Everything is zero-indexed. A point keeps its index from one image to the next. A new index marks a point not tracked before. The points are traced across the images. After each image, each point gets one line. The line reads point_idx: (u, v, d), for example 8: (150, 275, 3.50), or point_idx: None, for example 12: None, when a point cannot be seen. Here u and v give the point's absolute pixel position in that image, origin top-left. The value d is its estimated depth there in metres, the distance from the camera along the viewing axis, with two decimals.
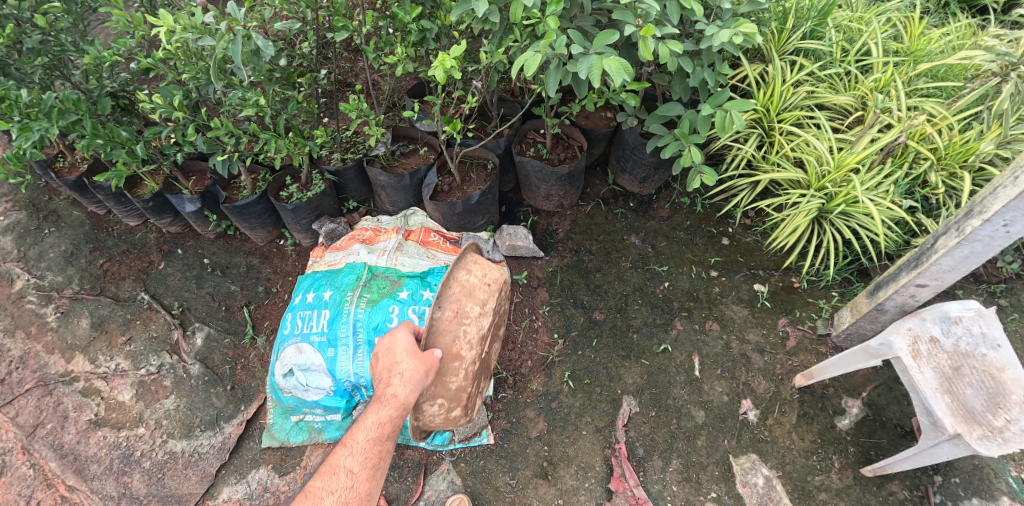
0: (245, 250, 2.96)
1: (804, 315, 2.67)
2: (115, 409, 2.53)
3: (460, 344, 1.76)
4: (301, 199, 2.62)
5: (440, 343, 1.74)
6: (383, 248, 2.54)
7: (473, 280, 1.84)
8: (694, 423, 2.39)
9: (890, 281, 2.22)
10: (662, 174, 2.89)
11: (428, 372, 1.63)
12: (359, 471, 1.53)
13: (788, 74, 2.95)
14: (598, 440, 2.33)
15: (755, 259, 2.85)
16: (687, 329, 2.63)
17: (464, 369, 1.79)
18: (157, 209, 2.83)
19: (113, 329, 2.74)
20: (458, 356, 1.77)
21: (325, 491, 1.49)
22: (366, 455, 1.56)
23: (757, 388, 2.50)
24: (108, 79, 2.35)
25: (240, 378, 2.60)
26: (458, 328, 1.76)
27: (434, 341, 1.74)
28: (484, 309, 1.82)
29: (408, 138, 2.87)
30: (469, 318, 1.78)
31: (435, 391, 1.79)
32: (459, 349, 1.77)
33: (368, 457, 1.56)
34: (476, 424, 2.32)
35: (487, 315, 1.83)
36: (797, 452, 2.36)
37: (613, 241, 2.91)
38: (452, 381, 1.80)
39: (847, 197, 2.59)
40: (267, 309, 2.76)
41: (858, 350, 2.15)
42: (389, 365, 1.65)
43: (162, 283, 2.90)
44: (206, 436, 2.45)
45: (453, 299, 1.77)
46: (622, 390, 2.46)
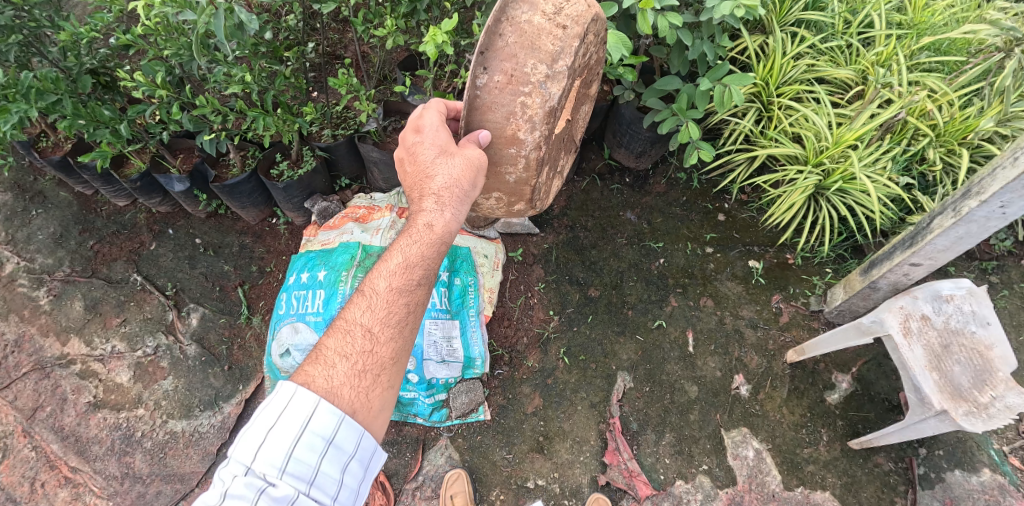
0: (236, 229, 2.92)
1: (798, 292, 2.68)
2: (114, 391, 2.57)
3: (516, 125, 1.54)
4: (292, 177, 2.56)
5: (492, 121, 1.54)
6: (377, 227, 2.51)
7: (539, 22, 1.43)
8: (687, 398, 2.43)
9: (884, 260, 2.23)
10: (659, 148, 2.82)
11: (464, 179, 1.51)
12: (381, 324, 1.40)
13: (789, 46, 2.87)
14: (593, 415, 2.37)
15: (751, 235, 2.84)
16: (682, 305, 2.63)
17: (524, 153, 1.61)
18: (145, 189, 2.76)
19: (107, 311, 2.75)
20: (516, 139, 1.57)
21: (339, 353, 1.35)
22: (387, 308, 1.42)
23: (749, 363, 2.53)
24: (87, 56, 2.26)
25: (237, 357, 2.62)
26: (514, 99, 1.48)
27: (483, 120, 1.55)
28: (552, 71, 1.45)
29: (400, 112, 2.77)
30: (529, 85, 1.46)
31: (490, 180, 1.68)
32: (517, 131, 1.56)
33: (390, 311, 1.41)
34: (473, 400, 2.35)
35: (557, 79, 1.47)
36: (786, 425, 2.42)
37: (609, 217, 2.86)
38: (510, 171, 1.70)
39: (844, 174, 2.57)
40: (261, 289, 2.75)
41: (850, 327, 2.18)
42: (422, 178, 1.54)
43: (155, 264, 2.87)
44: (205, 415, 2.50)
45: (506, 57, 1.44)
46: (617, 365, 2.47)
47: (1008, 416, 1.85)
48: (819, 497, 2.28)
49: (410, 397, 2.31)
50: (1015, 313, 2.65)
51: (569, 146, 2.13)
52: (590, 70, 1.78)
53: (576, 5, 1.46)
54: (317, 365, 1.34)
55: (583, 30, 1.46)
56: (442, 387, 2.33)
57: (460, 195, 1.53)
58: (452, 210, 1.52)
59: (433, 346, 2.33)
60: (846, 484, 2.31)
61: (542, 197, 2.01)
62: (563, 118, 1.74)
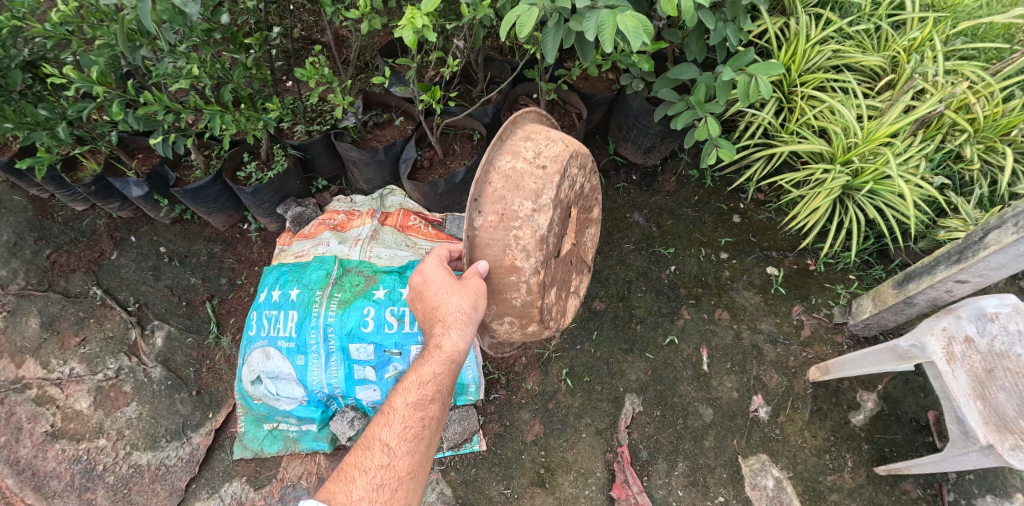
0: (204, 236, 2.65)
1: (820, 303, 2.45)
2: (73, 419, 2.33)
3: (513, 253, 1.38)
4: (261, 180, 2.29)
5: (489, 255, 1.40)
6: (356, 237, 2.24)
7: (522, 166, 1.38)
8: (702, 422, 2.21)
9: (924, 273, 2.01)
10: (669, 144, 2.55)
11: (476, 303, 1.36)
12: (402, 443, 1.32)
13: (813, 30, 2.60)
14: (599, 444, 2.14)
15: (769, 239, 2.58)
16: (695, 319, 2.38)
17: (526, 281, 1.41)
18: (102, 194, 2.50)
19: (65, 328, 2.50)
20: (515, 267, 1.39)
21: (359, 467, 1.28)
22: (406, 423, 1.35)
23: (768, 382, 2.31)
24: (18, 47, 1.97)
25: (206, 381, 2.38)
26: (507, 234, 1.36)
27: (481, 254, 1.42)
28: (540, 204, 1.35)
29: (382, 105, 2.50)
30: (519, 218, 1.36)
31: (497, 309, 1.50)
32: (515, 260, 1.39)
33: (408, 426, 1.35)
34: (467, 429, 2.11)
35: (546, 209, 1.37)
36: (808, 450, 2.22)
37: (615, 219, 2.58)
38: (517, 297, 1.47)
39: (876, 173, 2.33)
40: (232, 304, 2.51)
41: (885, 350, 1.98)
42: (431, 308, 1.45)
43: (116, 276, 2.62)
44: (172, 447, 2.26)
45: (496, 199, 1.37)
46: (625, 387, 2.23)
47: None
48: None
49: None
50: None
51: (582, 270, 1.91)
52: (582, 193, 1.69)
53: (552, 147, 1.44)
54: (338, 481, 1.25)
55: (563, 163, 1.42)
56: None
57: (474, 318, 1.40)
58: (467, 331, 1.40)
59: None
60: None
61: (558, 318, 1.70)
62: (563, 246, 1.63)
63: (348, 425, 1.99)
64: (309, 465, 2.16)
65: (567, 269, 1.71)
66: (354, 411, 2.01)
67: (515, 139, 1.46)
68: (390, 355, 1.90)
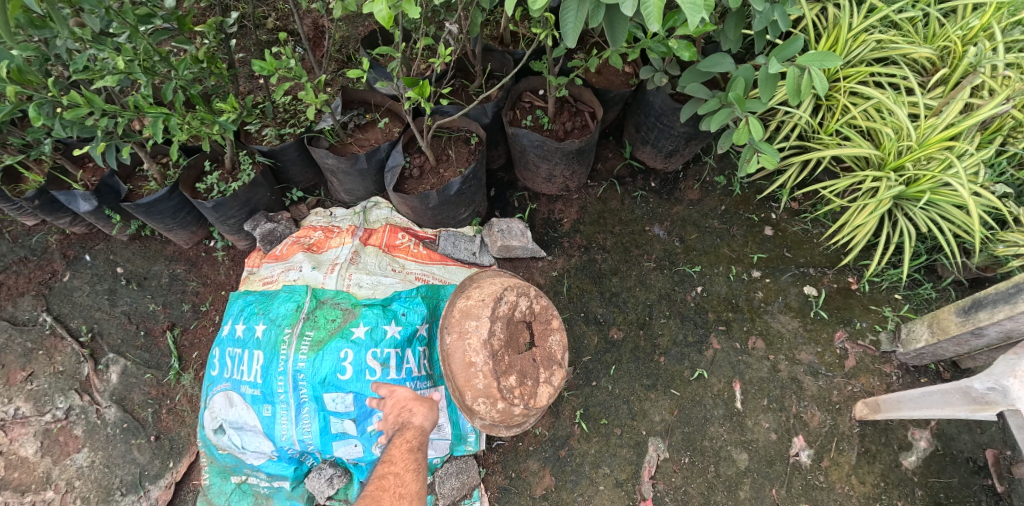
0: (166, 255, 2.34)
1: (865, 327, 2.16)
2: (16, 467, 2.03)
3: (468, 354, 1.58)
4: (225, 193, 1.98)
5: (450, 362, 1.61)
6: (333, 261, 1.88)
7: (469, 300, 1.70)
8: (736, 470, 1.92)
9: (999, 301, 1.74)
10: (694, 146, 2.24)
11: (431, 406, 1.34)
12: None
13: (856, 17, 2.29)
14: (619, 498, 1.84)
15: (805, 255, 2.28)
16: (726, 349, 2.08)
17: (482, 370, 1.56)
18: (48, 208, 2.19)
19: (9, 362, 2.19)
20: (472, 363, 1.58)
21: None
22: None
23: (810, 421, 2.02)
24: None
25: (166, 425, 2.08)
26: (460, 343, 1.61)
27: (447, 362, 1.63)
28: (481, 319, 1.62)
29: (364, 103, 2.19)
30: (470, 332, 1.61)
31: (470, 397, 1.60)
32: (471, 358, 1.58)
33: None
34: (466, 483, 1.79)
35: (486, 322, 1.62)
36: (856, 499, 1.96)
37: (632, 233, 2.27)
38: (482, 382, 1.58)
39: (933, 181, 2.02)
40: (196, 334, 2.20)
41: (953, 390, 1.70)
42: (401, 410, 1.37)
43: (68, 301, 2.32)
44: (127, 502, 1.96)
45: (452, 323, 1.67)
46: (648, 430, 1.94)
47: None
48: None
49: None
50: None
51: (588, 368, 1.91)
52: (536, 314, 1.75)
53: (492, 285, 1.73)
54: None
55: (498, 290, 1.69)
56: (425, 469, 1.79)
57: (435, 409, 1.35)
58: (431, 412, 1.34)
59: None
60: None
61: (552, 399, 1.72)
62: (531, 348, 1.73)
63: (327, 483, 1.69)
64: None
65: (537, 371, 1.69)
66: (334, 467, 1.71)
67: (467, 288, 1.78)
68: (374, 405, 1.61)
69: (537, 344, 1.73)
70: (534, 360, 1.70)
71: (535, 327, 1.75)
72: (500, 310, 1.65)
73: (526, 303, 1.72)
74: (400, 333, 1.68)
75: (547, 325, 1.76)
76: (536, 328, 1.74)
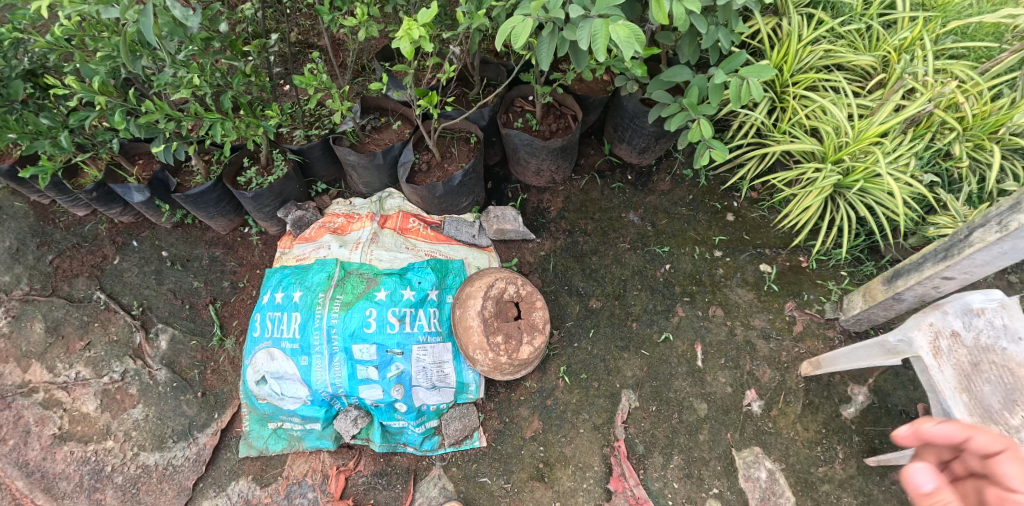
0: (206, 240, 2.68)
1: (812, 298, 2.49)
2: (80, 421, 2.38)
3: (466, 321, 2.08)
4: (262, 185, 2.33)
5: (457, 326, 2.12)
6: (356, 240, 2.28)
7: (472, 286, 2.16)
8: (696, 417, 2.27)
9: (912, 271, 2.04)
10: (663, 144, 2.59)
11: None
12: None
13: (805, 29, 2.59)
14: (596, 439, 2.20)
15: (762, 237, 2.62)
16: (690, 316, 2.43)
17: (475, 331, 2.05)
18: (103, 199, 2.53)
19: (70, 333, 2.54)
20: (468, 326, 2.07)
21: None
22: None
23: (761, 377, 2.36)
24: (19, 58, 2.00)
25: (211, 383, 2.42)
26: (462, 312, 2.11)
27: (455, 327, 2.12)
28: (476, 297, 2.10)
29: (379, 109, 2.54)
30: (468, 305, 2.11)
31: (471, 352, 2.08)
32: (468, 323, 2.08)
33: None
34: (467, 426, 2.15)
35: (480, 299, 2.09)
36: (800, 443, 2.28)
37: (610, 219, 2.62)
38: (477, 342, 2.06)
39: (866, 173, 2.35)
40: (234, 306, 2.55)
41: (874, 345, 2.01)
42: None
43: (119, 281, 2.65)
44: (179, 447, 2.31)
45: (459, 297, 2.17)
46: (621, 383, 2.29)
47: None
48: None
49: (399, 426, 2.13)
50: None
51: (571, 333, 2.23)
52: (524, 297, 2.19)
53: (489, 276, 2.19)
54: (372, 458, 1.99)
55: (493, 279, 2.14)
56: (433, 413, 2.15)
57: None
58: None
59: (422, 373, 2.07)
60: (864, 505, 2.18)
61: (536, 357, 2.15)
62: (522, 320, 2.16)
63: (352, 424, 2.07)
64: (314, 463, 2.20)
65: (521, 335, 2.11)
66: (358, 410, 2.10)
67: (475, 277, 2.22)
68: (393, 354, 2.03)
69: (522, 317, 2.17)
70: (519, 328, 2.13)
71: (522, 305, 2.18)
72: (491, 293, 2.11)
73: (514, 289, 2.17)
74: (413, 297, 2.12)
75: (532, 303, 2.18)
76: (522, 306, 2.18)
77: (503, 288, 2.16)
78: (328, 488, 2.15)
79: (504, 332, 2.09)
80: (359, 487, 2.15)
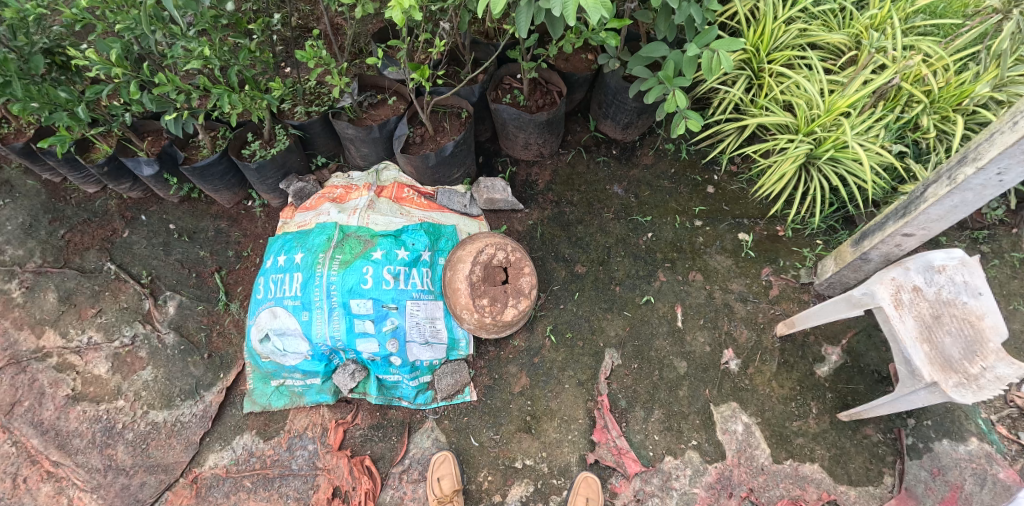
0: (211, 213, 2.82)
1: (788, 265, 2.60)
2: (92, 383, 2.49)
3: (455, 283, 2.27)
4: (265, 157, 2.47)
5: (449, 285, 2.32)
6: (354, 207, 2.47)
7: (464, 249, 2.35)
8: (676, 374, 2.41)
9: (876, 231, 2.17)
10: (646, 119, 2.73)
11: None
12: None
13: (780, 9, 2.69)
14: (580, 394, 2.39)
15: (740, 208, 2.75)
16: (670, 281, 2.59)
17: (462, 292, 2.25)
18: (114, 174, 2.65)
19: (81, 301, 2.62)
20: (456, 287, 2.27)
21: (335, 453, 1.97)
22: None
23: (738, 337, 2.48)
24: (38, 35, 2.12)
25: (216, 345, 2.57)
26: (453, 273, 2.32)
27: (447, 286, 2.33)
28: (464, 260, 2.29)
29: (376, 87, 2.67)
30: (458, 266, 2.31)
31: (460, 310, 2.27)
32: (457, 285, 2.27)
33: None
34: (459, 381, 2.35)
35: (468, 262, 2.27)
36: (775, 399, 2.37)
37: (595, 191, 2.79)
38: (465, 303, 2.24)
39: (836, 142, 2.44)
40: (239, 274, 2.70)
41: (840, 300, 2.07)
42: None
43: (129, 252, 2.75)
44: (187, 405, 2.46)
45: (452, 259, 2.38)
46: (605, 342, 2.47)
47: (999, 386, 1.75)
48: (808, 470, 2.24)
49: (394, 380, 2.35)
50: (1005, 282, 2.51)
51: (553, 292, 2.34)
52: (512, 262, 2.32)
53: (480, 241, 2.34)
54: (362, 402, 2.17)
55: (482, 244, 2.30)
56: (426, 369, 2.36)
57: None
58: None
59: (416, 327, 2.28)
60: (836, 456, 2.26)
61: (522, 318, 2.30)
62: (510, 283, 2.31)
63: (350, 377, 2.28)
64: (314, 418, 2.41)
65: (507, 298, 2.27)
66: (354, 364, 2.30)
67: (468, 241, 2.40)
68: (388, 309, 2.25)
69: (510, 281, 2.31)
70: (505, 292, 2.28)
71: (510, 271, 2.32)
72: (480, 257, 2.27)
73: (502, 255, 2.31)
74: (407, 256, 2.34)
75: (520, 269, 2.32)
76: (510, 271, 2.32)
77: (493, 253, 2.31)
78: (328, 439, 2.35)
79: (489, 295, 2.25)
80: (356, 438, 2.37)
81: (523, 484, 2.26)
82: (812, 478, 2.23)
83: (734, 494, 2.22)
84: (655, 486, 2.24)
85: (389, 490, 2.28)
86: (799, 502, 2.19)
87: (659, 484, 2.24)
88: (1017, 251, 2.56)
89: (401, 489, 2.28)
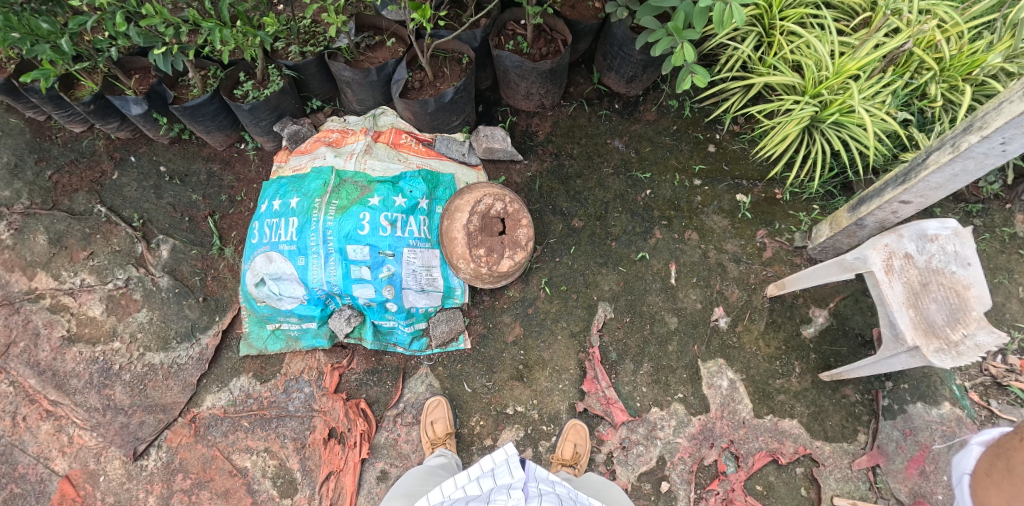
0: (203, 156, 2.76)
1: (783, 228, 2.61)
2: (88, 324, 2.49)
3: (453, 231, 2.28)
4: (258, 98, 2.41)
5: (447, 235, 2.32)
6: (351, 151, 2.46)
7: (459, 201, 2.34)
8: (666, 329, 2.47)
9: (874, 197, 2.17)
10: (651, 73, 2.66)
11: None
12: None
13: None
14: (572, 345, 2.45)
15: (740, 168, 2.72)
16: (666, 238, 2.60)
17: (461, 239, 2.25)
18: (100, 113, 2.54)
19: (72, 244, 2.57)
20: (454, 236, 2.28)
21: None
22: None
23: (729, 296, 2.52)
24: None
25: (212, 289, 2.58)
26: (451, 222, 2.31)
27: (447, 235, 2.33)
28: (462, 209, 2.28)
29: (374, 28, 2.57)
30: (455, 215, 2.30)
31: (459, 256, 2.27)
32: (454, 234, 2.27)
33: None
34: (453, 329, 2.39)
35: (464, 212, 2.27)
36: (760, 357, 2.43)
37: (595, 145, 2.76)
38: (461, 251, 2.25)
39: (843, 106, 2.33)
40: (232, 219, 2.68)
41: (832, 263, 2.08)
42: None
43: (119, 195, 2.68)
44: (183, 347, 2.48)
45: (450, 209, 2.36)
46: (599, 296, 2.52)
47: (977, 354, 1.79)
48: (786, 425, 2.33)
49: (389, 326, 2.39)
50: (993, 256, 2.54)
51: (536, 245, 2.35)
52: (509, 214, 2.31)
53: (478, 191, 2.33)
54: None
55: (479, 193, 2.30)
56: (422, 316, 2.40)
57: None
58: None
59: (411, 275, 2.32)
60: (814, 414, 2.34)
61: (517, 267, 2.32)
62: (508, 234, 2.31)
63: (345, 322, 2.31)
64: (310, 362, 2.46)
65: (503, 249, 2.27)
66: (351, 310, 2.33)
67: (465, 193, 2.36)
68: (385, 256, 2.26)
69: (507, 233, 2.30)
70: (502, 243, 2.28)
71: (507, 222, 2.31)
72: (478, 208, 2.26)
73: (501, 205, 2.29)
74: (405, 204, 2.34)
75: (517, 221, 2.31)
76: (507, 223, 2.31)
77: (490, 204, 2.30)
78: (325, 382, 2.41)
79: (490, 243, 2.26)
80: (351, 382, 2.43)
81: (514, 429, 2.36)
82: (790, 433, 2.32)
83: (715, 445, 2.31)
84: (641, 435, 2.33)
85: (383, 432, 2.37)
86: (775, 455, 2.29)
87: (644, 433, 2.34)
88: (1009, 226, 2.57)
89: (396, 431, 2.36)
